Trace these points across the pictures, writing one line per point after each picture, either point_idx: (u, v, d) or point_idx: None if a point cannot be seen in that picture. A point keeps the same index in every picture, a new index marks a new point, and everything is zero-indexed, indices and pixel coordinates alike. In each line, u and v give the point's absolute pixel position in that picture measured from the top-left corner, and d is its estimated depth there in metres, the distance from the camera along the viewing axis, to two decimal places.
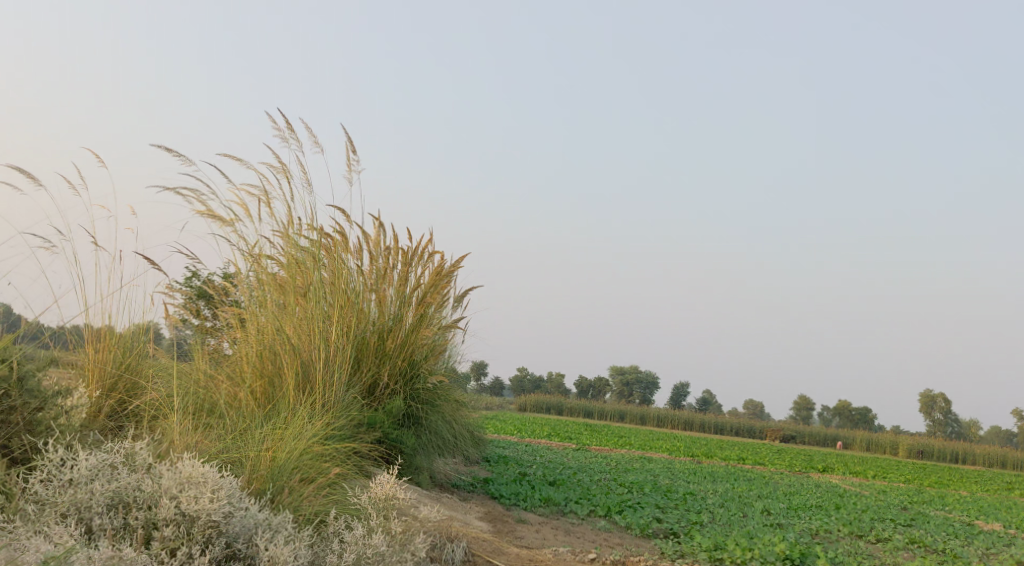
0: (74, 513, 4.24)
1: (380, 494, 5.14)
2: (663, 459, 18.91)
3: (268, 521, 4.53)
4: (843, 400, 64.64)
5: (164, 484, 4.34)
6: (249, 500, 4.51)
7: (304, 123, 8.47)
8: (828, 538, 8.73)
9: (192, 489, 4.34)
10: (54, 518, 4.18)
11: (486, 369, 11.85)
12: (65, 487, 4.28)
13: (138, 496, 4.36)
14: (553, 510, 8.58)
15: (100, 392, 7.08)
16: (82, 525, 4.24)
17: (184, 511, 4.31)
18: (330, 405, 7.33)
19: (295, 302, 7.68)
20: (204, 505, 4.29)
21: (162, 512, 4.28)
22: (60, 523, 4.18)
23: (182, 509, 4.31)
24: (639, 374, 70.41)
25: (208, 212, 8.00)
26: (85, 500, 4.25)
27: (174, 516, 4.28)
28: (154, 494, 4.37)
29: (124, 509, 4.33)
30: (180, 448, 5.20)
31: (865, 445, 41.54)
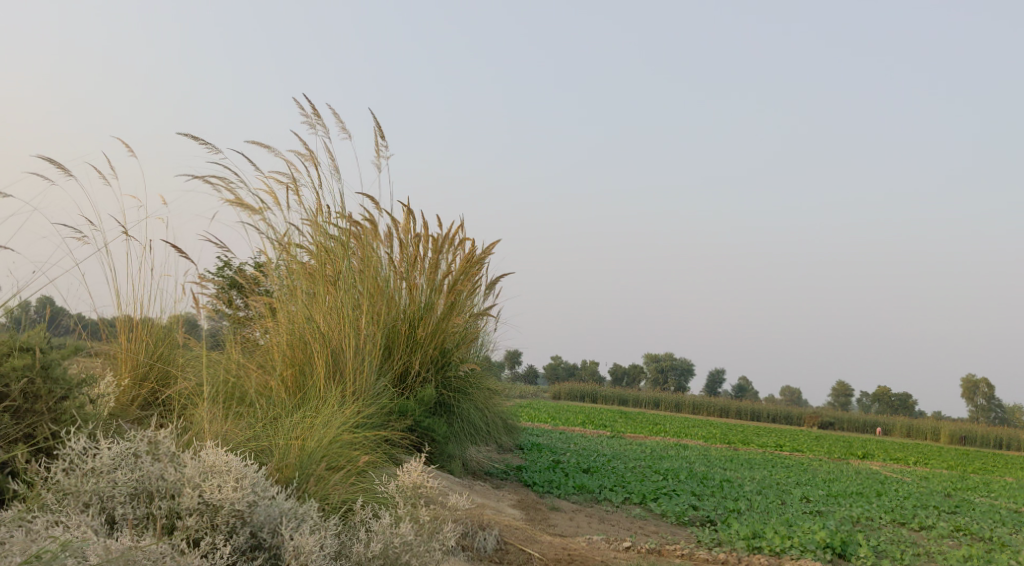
0: (97, 503, 4.23)
1: (409, 483, 5.05)
2: (700, 446, 18.72)
3: (294, 510, 4.48)
4: (884, 386, 63.74)
5: (188, 472, 4.32)
6: (274, 489, 4.47)
7: (332, 109, 8.41)
8: (870, 526, 8.53)
9: (216, 478, 4.31)
10: (77, 507, 4.18)
11: (520, 357, 11.75)
12: (88, 476, 4.27)
13: (161, 485, 4.33)
14: (587, 498, 8.47)
15: (132, 382, 7.12)
16: (105, 514, 4.22)
17: (207, 500, 4.27)
18: (360, 393, 7.28)
19: (325, 291, 7.63)
20: (227, 494, 4.26)
21: (185, 501, 4.24)
22: (82, 512, 4.18)
23: (204, 498, 4.27)
24: (675, 362, 70.00)
25: (236, 201, 7.98)
26: (108, 490, 4.23)
27: (197, 505, 4.25)
28: (177, 483, 4.34)
29: (147, 498, 4.30)
30: (207, 436, 5.17)
31: (906, 431, 40.90)
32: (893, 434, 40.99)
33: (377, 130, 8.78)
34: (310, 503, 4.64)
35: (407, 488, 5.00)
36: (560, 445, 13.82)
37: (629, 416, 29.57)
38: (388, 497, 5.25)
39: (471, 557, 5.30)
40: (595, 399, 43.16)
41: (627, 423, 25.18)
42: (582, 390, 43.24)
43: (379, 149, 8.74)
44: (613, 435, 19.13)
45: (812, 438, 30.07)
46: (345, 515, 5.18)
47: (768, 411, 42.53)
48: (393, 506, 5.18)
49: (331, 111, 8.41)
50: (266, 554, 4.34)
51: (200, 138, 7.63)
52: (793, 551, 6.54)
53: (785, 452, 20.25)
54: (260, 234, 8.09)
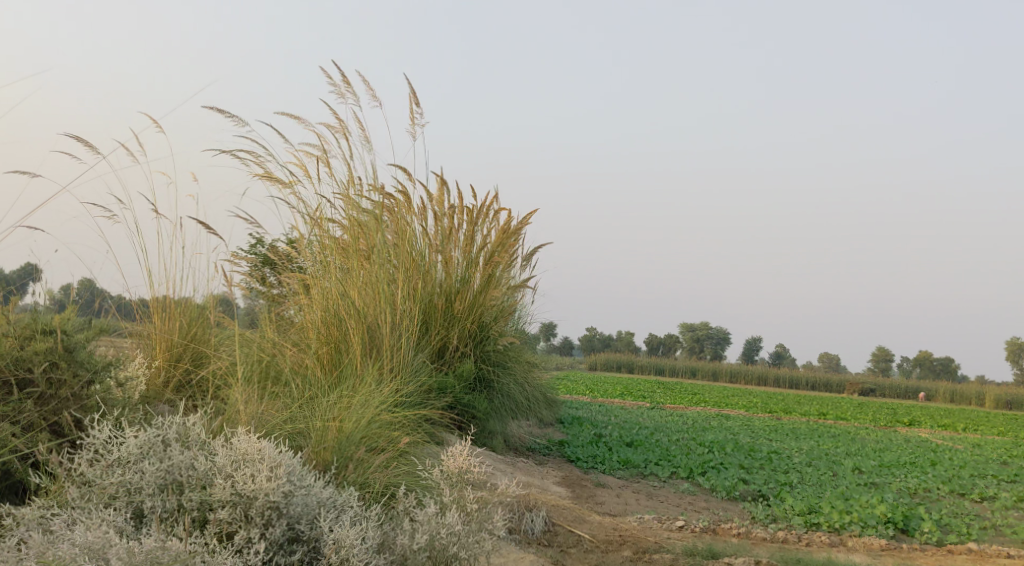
0: (124, 496, 4.07)
1: (454, 469, 4.83)
2: (741, 416, 18.39)
3: (333, 500, 4.32)
4: (925, 351, 62.72)
5: (219, 462, 4.14)
6: (312, 478, 4.26)
7: (361, 77, 8.15)
8: (929, 498, 8.22)
9: (248, 468, 4.13)
10: (102, 502, 4.03)
11: (555, 329, 11.51)
12: (112, 468, 4.10)
13: (192, 477, 4.15)
14: (633, 473, 8.24)
15: (165, 365, 6.99)
16: (132, 507, 4.07)
17: (240, 491, 4.08)
18: (398, 370, 7.08)
19: (359, 267, 7.43)
20: (261, 485, 4.06)
21: (218, 494, 4.07)
22: (108, 507, 4.04)
23: (237, 489, 4.08)
24: (710, 331, 69.45)
25: (266, 176, 7.78)
26: (135, 482, 4.07)
27: (230, 497, 4.07)
28: (209, 473, 4.16)
29: (176, 489, 4.13)
30: (240, 421, 5.00)
31: (949, 395, 40.15)
32: (936, 399, 40.28)
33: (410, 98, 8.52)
34: (348, 491, 4.46)
35: (452, 473, 4.80)
36: (599, 418, 13.58)
37: (666, 387, 29.25)
38: (430, 481, 5.06)
39: (519, 540, 5.10)
40: (631, 369, 42.86)
41: (664, 394, 24.89)
42: (617, 360, 42.95)
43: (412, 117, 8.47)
44: (652, 407, 18.89)
45: (855, 405, 29.55)
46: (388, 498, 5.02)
47: (808, 379, 41.96)
48: (436, 491, 5.00)
49: (361, 79, 8.15)
50: (305, 547, 4.16)
51: (228, 112, 7.42)
52: (854, 526, 6.25)
53: (829, 421, 19.86)
54: (292, 209, 7.89)
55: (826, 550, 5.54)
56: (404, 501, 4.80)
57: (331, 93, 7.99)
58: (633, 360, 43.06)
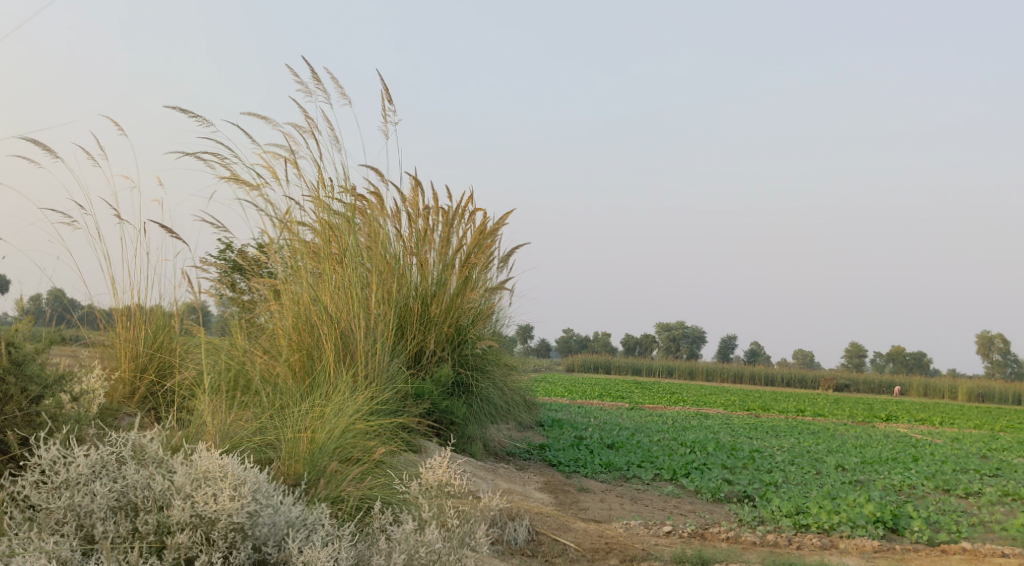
0: (73, 520, 3.86)
1: (432, 482, 4.65)
2: (720, 415, 18.31)
3: (302, 519, 4.10)
4: (898, 347, 63.31)
5: (178, 481, 3.93)
6: (280, 496, 4.08)
7: (330, 75, 7.91)
8: (915, 495, 8.13)
9: (209, 487, 3.91)
10: (48, 529, 3.81)
11: (533, 331, 11.31)
12: (59, 491, 3.88)
13: (148, 497, 3.95)
14: (616, 476, 8.07)
15: (130, 375, 6.76)
16: (83, 533, 3.86)
17: (200, 513, 3.87)
18: (373, 377, 6.86)
19: (331, 271, 7.19)
20: (224, 505, 3.84)
21: (175, 516, 3.85)
22: (55, 534, 3.81)
23: (197, 510, 3.87)
24: (686, 330, 69.68)
25: (232, 178, 7.54)
26: (86, 505, 3.86)
27: (189, 520, 3.85)
28: (167, 492, 3.95)
29: (130, 512, 3.93)
30: (203, 437, 4.81)
31: (923, 390, 40.42)
32: (910, 393, 40.56)
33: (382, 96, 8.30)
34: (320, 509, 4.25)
35: (431, 487, 4.63)
36: (579, 420, 13.44)
37: (644, 387, 29.19)
38: (410, 497, 4.83)
39: (502, 551, 4.92)
40: (609, 370, 42.80)
41: (642, 394, 24.81)
42: (595, 361, 42.89)
43: (384, 116, 8.26)
44: (631, 407, 18.77)
45: (832, 402, 29.67)
46: (364, 513, 4.82)
47: (783, 375, 42.11)
48: (414, 506, 4.80)
49: (330, 76, 7.91)
50: None
51: (191, 112, 7.17)
52: (844, 527, 6.12)
53: (807, 418, 19.85)
54: (260, 212, 7.66)
55: (818, 554, 5.40)
56: (380, 518, 4.63)
57: (298, 92, 7.76)
58: (610, 361, 43.01)
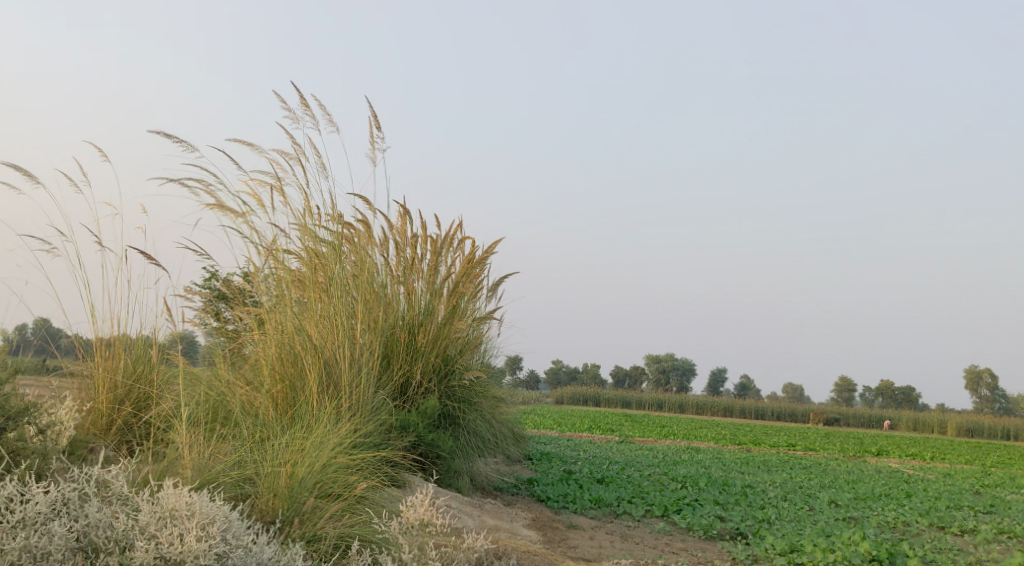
0: (31, 560, 3.95)
1: (412, 521, 4.53)
2: (710, 449, 18.12)
3: (269, 558, 4.29)
4: (886, 381, 63.29)
5: (143, 521, 4.08)
6: (247, 536, 4.24)
7: (317, 101, 7.84)
8: (910, 533, 7.98)
9: (174, 526, 4.07)
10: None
11: (521, 362, 11.15)
12: (17, 529, 3.97)
13: (109, 535, 4.11)
14: (605, 512, 7.90)
15: (108, 407, 6.59)
16: None
17: (164, 554, 4.02)
18: (357, 409, 6.69)
19: (316, 300, 7.06)
20: (190, 546, 3.99)
21: (139, 557, 4.00)
22: None
23: (161, 551, 4.02)
24: (676, 363, 69.53)
25: (217, 206, 7.42)
26: (43, 546, 3.97)
27: (152, 561, 3.99)
28: (129, 531, 4.12)
29: (92, 552, 4.09)
30: (176, 470, 4.80)
31: (913, 424, 40.27)
32: (900, 428, 40.41)
33: (369, 122, 8.22)
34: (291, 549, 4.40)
35: (411, 527, 4.51)
36: (568, 454, 13.25)
37: (634, 420, 28.98)
38: (390, 539, 4.75)
39: None
40: (598, 402, 42.54)
41: (631, 427, 24.58)
42: (584, 393, 42.64)
43: (372, 142, 8.18)
44: (621, 440, 18.57)
45: (822, 436, 29.49)
46: (346, 550, 4.75)
47: (773, 409, 41.95)
48: (396, 547, 4.64)
49: (317, 103, 7.84)
50: None
51: (176, 138, 7.07)
52: None
53: (798, 451, 19.68)
54: (245, 240, 7.53)
55: None
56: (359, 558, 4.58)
57: (285, 118, 7.67)
58: (599, 393, 42.78)
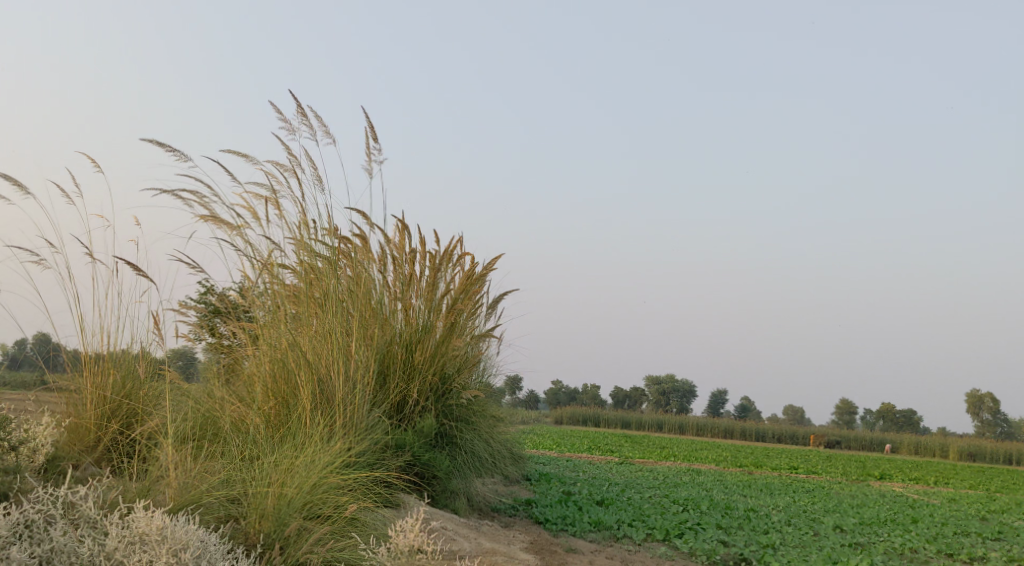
0: None
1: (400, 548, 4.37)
2: (711, 471, 17.88)
3: None
4: (888, 404, 63.01)
5: (110, 546, 4.07)
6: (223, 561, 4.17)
7: (316, 112, 7.72)
8: (917, 560, 7.82)
9: (140, 548, 4.06)
10: None
11: (521, 382, 10.96)
12: None
13: (73, 561, 4.10)
14: (605, 536, 7.70)
15: (94, 423, 6.45)
16: None
17: None
18: (352, 427, 6.51)
19: (311, 315, 6.93)
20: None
21: None
22: None
23: None
24: (676, 384, 69.23)
25: (211, 218, 7.29)
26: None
27: None
28: (95, 558, 4.11)
29: None
30: (155, 494, 4.71)
31: (914, 448, 39.94)
32: (901, 452, 40.10)
33: (367, 134, 8.10)
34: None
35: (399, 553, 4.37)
36: (568, 475, 13.02)
37: (634, 441, 28.75)
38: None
39: None
40: (598, 423, 42.27)
41: (631, 448, 24.34)
42: (584, 413, 42.39)
43: (369, 154, 8.05)
44: (621, 462, 18.33)
45: (823, 459, 29.24)
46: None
47: (774, 431, 41.67)
48: None
49: (314, 114, 7.72)
50: None
51: (169, 148, 6.95)
52: None
53: (800, 474, 19.44)
54: (240, 254, 7.39)
55: None
56: None
57: (282, 129, 7.55)
58: (599, 414, 42.52)
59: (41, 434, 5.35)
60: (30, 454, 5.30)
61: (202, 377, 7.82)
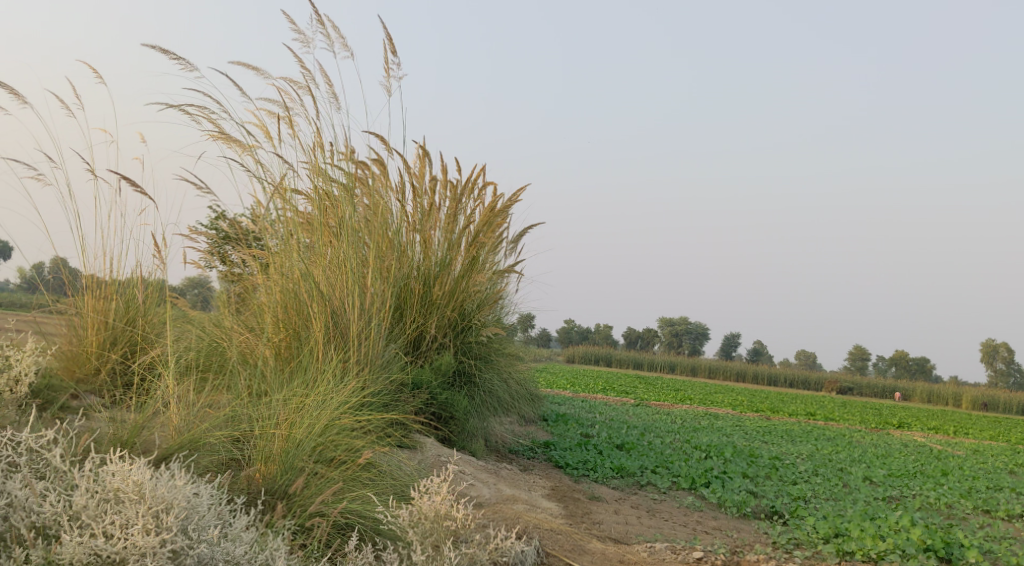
0: None
1: (429, 513, 4.19)
2: (727, 415, 17.62)
3: (245, 559, 3.85)
4: (902, 353, 62.61)
5: (78, 504, 3.73)
6: (211, 529, 3.81)
7: (333, 24, 7.15)
8: (955, 517, 7.50)
9: (113, 507, 3.73)
10: None
11: (535, 320, 10.55)
12: None
13: (32, 518, 3.77)
14: (629, 483, 7.37)
15: (96, 350, 6.14)
16: None
17: (98, 552, 3.61)
18: (366, 363, 6.14)
19: (325, 243, 6.50)
20: (135, 542, 3.60)
21: (66, 551, 3.60)
22: None
23: (94, 548, 3.62)
24: (689, 326, 68.90)
25: (221, 137, 6.81)
26: None
27: (84, 558, 3.60)
28: (58, 518, 3.77)
29: (14, 539, 3.74)
30: (141, 436, 4.37)
31: (927, 396, 39.71)
32: (915, 400, 39.82)
33: (386, 49, 7.54)
34: (275, 542, 3.98)
35: (424, 517, 4.19)
36: (585, 416, 12.70)
37: (647, 382, 28.51)
38: (399, 533, 4.26)
39: None
40: (610, 362, 42.16)
41: (644, 389, 24.11)
42: (596, 353, 42.23)
43: (388, 71, 7.50)
44: (636, 403, 18.00)
45: (836, 405, 28.97)
46: (347, 539, 4.29)
47: (786, 375, 41.48)
48: (408, 545, 4.25)
49: (329, 25, 7.16)
50: None
51: (175, 57, 6.44)
52: (893, 557, 5.60)
53: (817, 421, 19.10)
54: (250, 175, 6.93)
55: None
56: (356, 554, 4.06)
57: (295, 40, 7.01)
58: (611, 353, 42.36)
59: (22, 363, 4.98)
60: (12, 384, 4.96)
61: (211, 305, 7.46)
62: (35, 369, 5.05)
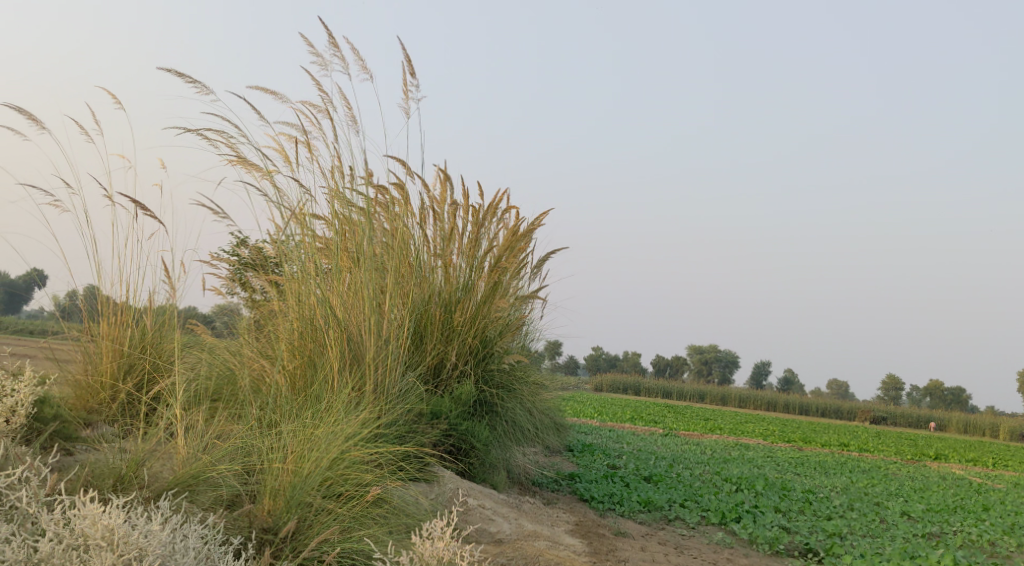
0: None
1: (439, 553, 3.99)
2: (758, 446, 17.22)
3: None
4: (937, 382, 61.42)
5: (45, 552, 3.64)
6: None
7: (352, 45, 7.06)
8: (1000, 556, 7.15)
9: (81, 556, 3.67)
10: None
11: (561, 348, 10.34)
12: None
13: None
14: (656, 517, 7.11)
15: (108, 378, 6.03)
16: None
17: None
18: (381, 393, 5.98)
19: (343, 269, 6.35)
20: None
21: None
22: None
23: None
24: (719, 354, 68.15)
25: (238, 161, 6.71)
26: None
27: None
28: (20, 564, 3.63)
29: None
30: (142, 470, 4.27)
31: (964, 426, 38.84)
32: (951, 430, 38.93)
33: (404, 69, 7.44)
34: None
35: (434, 558, 3.99)
36: (612, 447, 12.41)
37: (676, 411, 28.07)
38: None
39: None
40: (638, 390, 41.66)
41: (673, 418, 23.73)
42: (624, 381, 41.78)
43: (407, 92, 7.39)
44: (665, 433, 17.65)
45: (870, 435, 28.31)
46: None
47: (818, 405, 40.76)
48: None
49: (348, 48, 7.07)
50: None
51: (190, 80, 6.38)
52: None
53: (852, 453, 18.63)
54: (268, 200, 6.82)
55: None
56: None
57: (313, 62, 6.93)
58: (639, 381, 41.90)
59: (19, 394, 4.87)
60: (8, 415, 4.83)
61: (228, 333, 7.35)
62: (33, 399, 4.94)
